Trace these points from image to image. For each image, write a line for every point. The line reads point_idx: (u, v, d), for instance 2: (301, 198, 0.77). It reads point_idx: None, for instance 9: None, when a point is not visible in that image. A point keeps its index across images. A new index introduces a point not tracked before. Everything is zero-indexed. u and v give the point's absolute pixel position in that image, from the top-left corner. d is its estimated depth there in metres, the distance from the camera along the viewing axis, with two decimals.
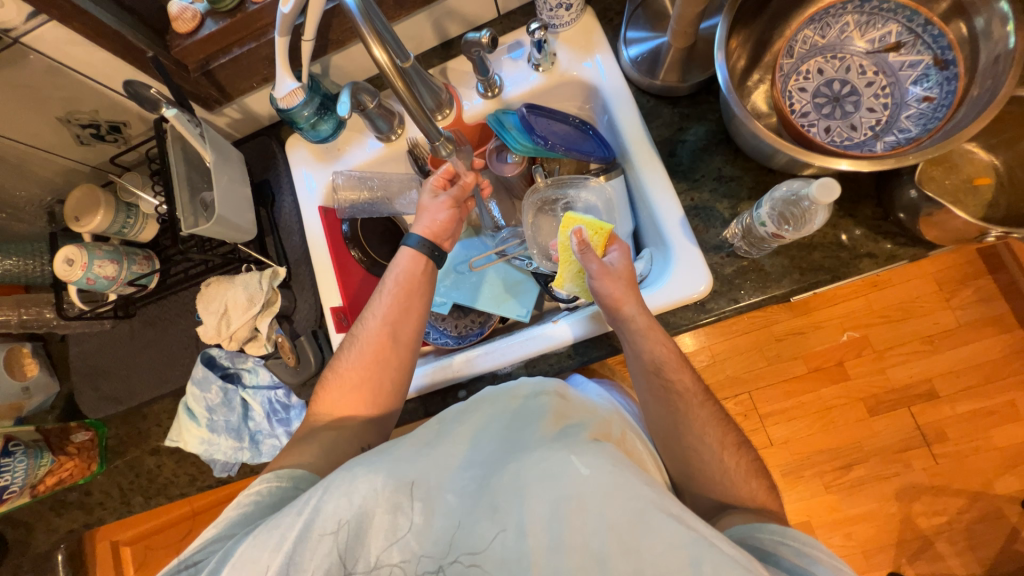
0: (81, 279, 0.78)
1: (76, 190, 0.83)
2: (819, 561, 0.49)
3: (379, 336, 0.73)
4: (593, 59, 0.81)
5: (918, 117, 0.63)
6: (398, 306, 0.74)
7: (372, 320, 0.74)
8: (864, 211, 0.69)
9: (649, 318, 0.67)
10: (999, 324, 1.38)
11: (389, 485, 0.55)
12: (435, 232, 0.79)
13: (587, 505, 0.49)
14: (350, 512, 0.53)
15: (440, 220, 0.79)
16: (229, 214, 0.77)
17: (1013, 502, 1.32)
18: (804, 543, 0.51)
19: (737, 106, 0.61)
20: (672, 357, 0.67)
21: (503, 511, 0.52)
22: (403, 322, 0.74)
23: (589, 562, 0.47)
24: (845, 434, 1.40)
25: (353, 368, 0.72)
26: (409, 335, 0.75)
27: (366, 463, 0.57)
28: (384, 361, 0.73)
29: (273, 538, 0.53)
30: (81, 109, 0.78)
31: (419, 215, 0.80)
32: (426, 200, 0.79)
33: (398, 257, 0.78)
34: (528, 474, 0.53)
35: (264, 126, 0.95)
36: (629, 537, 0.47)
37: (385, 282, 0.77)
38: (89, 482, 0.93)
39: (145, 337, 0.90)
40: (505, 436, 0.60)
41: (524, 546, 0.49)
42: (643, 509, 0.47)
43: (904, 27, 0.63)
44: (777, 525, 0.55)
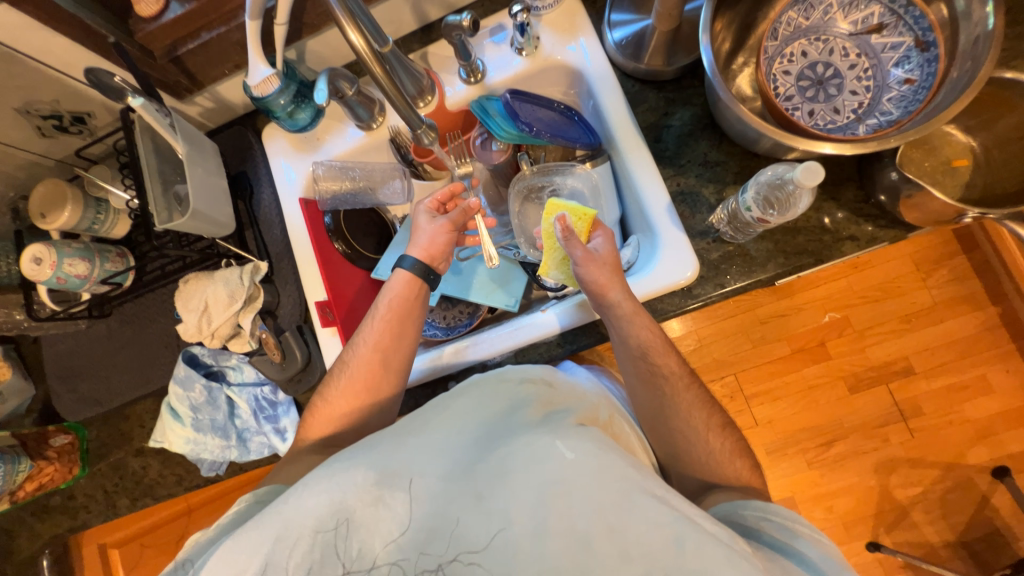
0: (50, 278, 0.75)
1: (40, 186, 0.79)
2: (803, 536, 0.50)
3: (369, 363, 0.72)
4: (577, 42, 0.80)
5: (899, 100, 0.63)
6: (391, 333, 0.74)
7: (363, 346, 0.73)
8: (847, 194, 0.70)
9: (635, 304, 0.68)
10: (973, 301, 1.42)
11: (371, 478, 0.54)
12: (433, 254, 0.79)
13: (572, 489, 0.49)
14: (333, 507, 0.52)
15: (438, 243, 0.79)
16: (205, 208, 0.75)
17: (983, 471, 1.38)
18: (787, 518, 0.52)
19: (721, 89, 0.61)
20: (657, 342, 0.68)
21: (489, 498, 0.51)
22: (394, 348, 0.74)
23: (575, 546, 0.47)
24: (827, 412, 1.44)
25: (342, 393, 0.72)
26: (400, 362, 0.74)
27: (346, 458, 0.56)
28: (373, 387, 0.72)
29: (252, 541, 0.51)
30: (41, 99, 0.74)
31: (415, 235, 0.80)
32: (425, 222, 0.80)
33: (392, 283, 0.78)
34: (514, 460, 0.53)
35: (239, 115, 0.92)
36: (614, 519, 0.47)
37: (376, 307, 0.76)
38: (72, 486, 0.91)
39: (123, 336, 0.88)
40: (490, 422, 0.60)
41: (509, 531, 0.49)
42: (628, 490, 0.48)
43: (886, 9, 0.63)
44: (760, 501, 0.56)
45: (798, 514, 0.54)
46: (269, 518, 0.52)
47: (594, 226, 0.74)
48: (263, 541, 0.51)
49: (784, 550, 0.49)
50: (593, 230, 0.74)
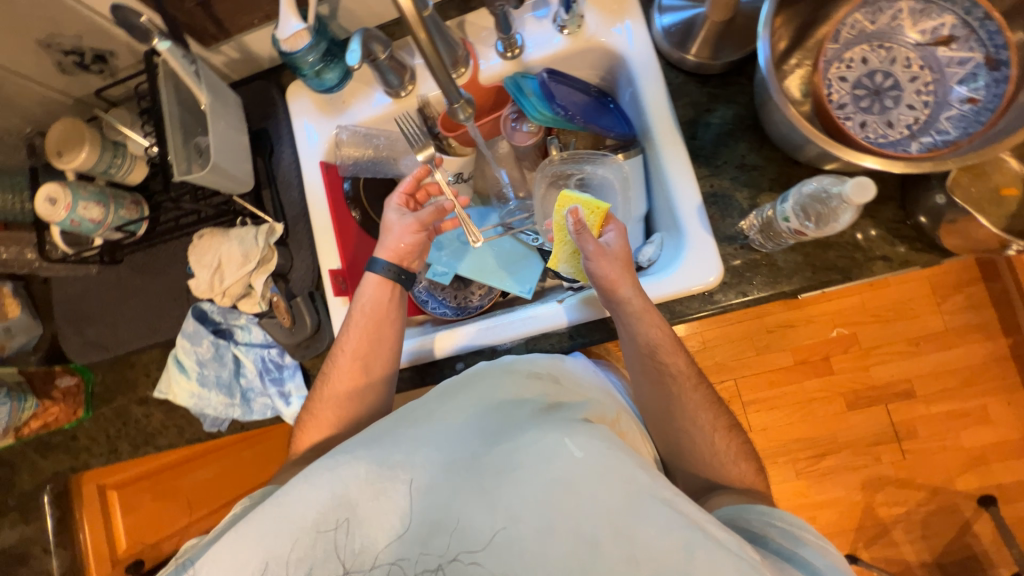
0: (64, 220, 0.74)
1: (57, 124, 0.77)
2: (808, 543, 0.50)
3: (351, 372, 0.73)
4: (623, 25, 0.76)
5: (959, 119, 0.60)
6: (366, 341, 0.74)
7: (344, 352, 0.74)
8: (885, 213, 0.67)
9: (646, 302, 0.66)
10: (985, 331, 1.40)
11: (372, 471, 0.54)
12: (400, 255, 0.78)
13: (579, 489, 0.49)
14: (336, 499, 0.52)
15: (404, 244, 0.78)
16: (225, 163, 0.73)
17: (970, 499, 1.39)
18: (791, 524, 0.52)
19: (774, 88, 0.58)
20: (666, 340, 0.67)
21: (493, 494, 0.51)
22: (374, 354, 0.75)
23: (581, 547, 0.47)
24: (821, 426, 1.45)
25: (330, 403, 0.73)
26: (381, 369, 0.75)
27: (347, 451, 0.56)
28: (359, 394, 0.74)
29: (257, 535, 0.52)
30: (62, 33, 0.71)
31: (384, 234, 0.78)
32: (394, 220, 0.78)
33: (363, 284, 0.76)
34: (519, 455, 0.53)
35: (264, 69, 0.89)
36: (622, 522, 0.47)
37: (352, 311, 0.76)
38: (75, 427, 0.92)
39: (133, 285, 0.87)
40: (494, 415, 0.60)
41: (513, 528, 0.49)
42: (637, 493, 0.48)
43: (960, 20, 0.59)
44: (764, 506, 0.56)
45: (802, 520, 0.54)
46: (271, 510, 0.53)
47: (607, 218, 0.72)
48: (269, 533, 0.52)
49: (788, 555, 0.49)
50: (606, 220, 0.72)
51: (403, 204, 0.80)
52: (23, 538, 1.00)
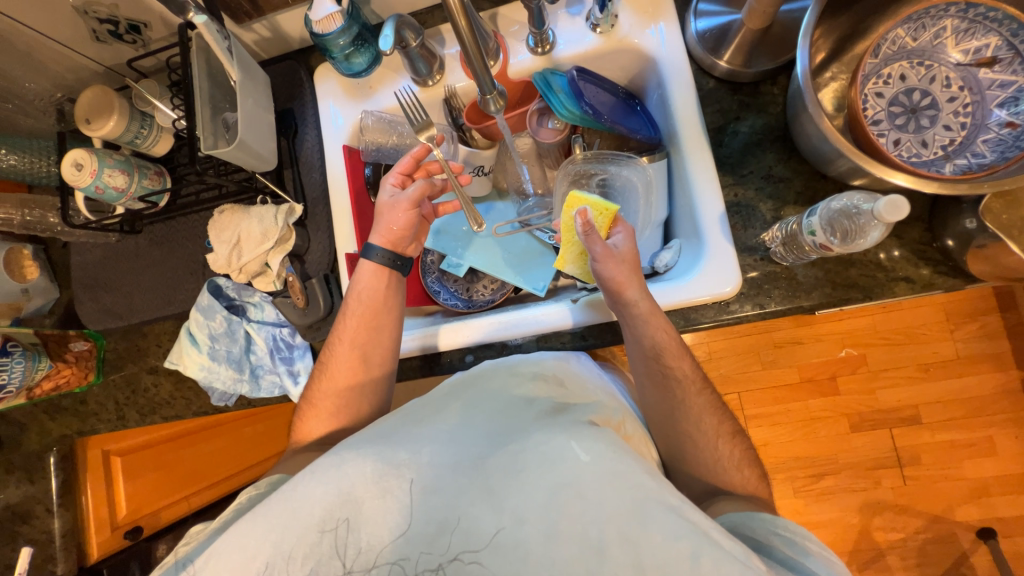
0: (89, 186, 0.74)
1: (88, 91, 0.77)
2: (811, 553, 0.49)
3: (349, 362, 0.73)
4: (657, 27, 0.75)
5: (996, 143, 0.59)
6: (364, 331, 0.74)
7: (343, 341, 0.74)
8: (911, 233, 0.66)
9: (654, 305, 0.66)
10: (998, 361, 1.38)
11: (377, 469, 0.54)
12: (393, 240, 0.77)
13: (585, 493, 0.49)
14: (342, 498, 0.53)
15: (395, 227, 0.77)
16: (251, 140, 0.73)
17: (970, 530, 1.38)
18: (795, 533, 0.52)
19: (809, 98, 0.57)
20: (672, 344, 0.66)
21: (499, 495, 0.52)
22: (373, 343, 0.74)
23: (586, 552, 0.47)
24: (824, 445, 1.43)
25: (330, 392, 0.73)
26: (380, 358, 0.75)
27: (355, 448, 0.56)
28: (359, 383, 0.74)
29: (263, 529, 0.52)
30: (99, 1, 0.71)
31: (377, 218, 0.78)
32: (384, 205, 0.77)
33: (358, 274, 0.76)
34: (525, 457, 0.53)
35: (294, 49, 0.89)
36: (629, 528, 0.47)
37: (348, 300, 0.75)
38: (85, 392, 0.93)
39: (151, 255, 0.88)
40: (500, 416, 0.60)
41: (518, 530, 0.50)
42: (643, 499, 0.48)
43: (1005, 41, 0.58)
44: (769, 515, 0.55)
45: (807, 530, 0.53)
46: (277, 505, 0.53)
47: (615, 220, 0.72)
48: (275, 528, 0.52)
49: (793, 566, 0.48)
50: (614, 223, 0.72)
51: (397, 183, 0.78)
52: (26, 496, 0.99)
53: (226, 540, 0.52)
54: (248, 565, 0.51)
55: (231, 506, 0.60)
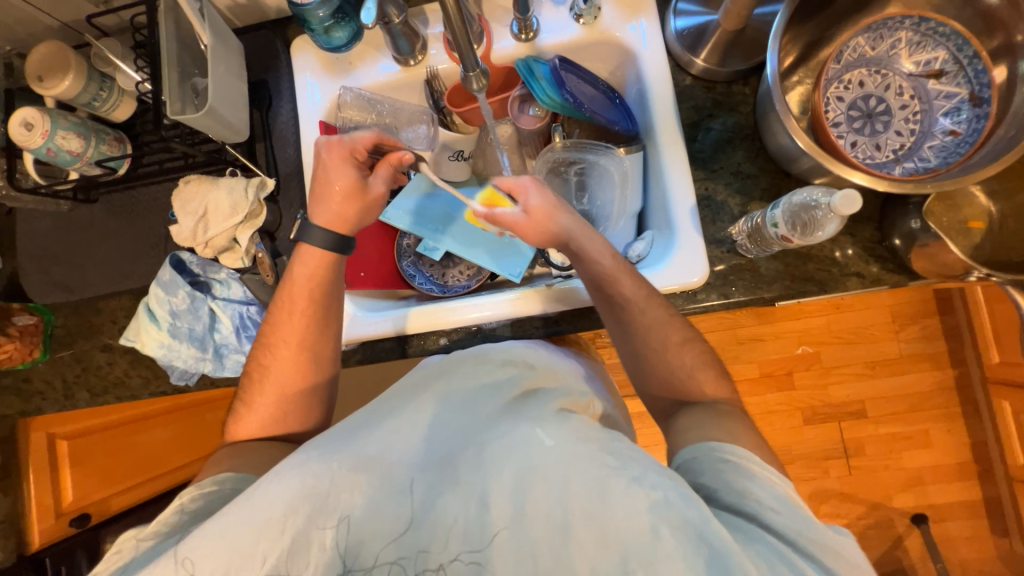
0: (40, 148, 0.70)
1: (41, 46, 0.72)
2: (758, 480, 0.51)
3: (296, 365, 0.70)
4: (638, 22, 0.77)
5: (941, 149, 0.64)
6: (303, 323, 0.70)
7: (284, 332, 0.71)
8: (863, 232, 0.71)
9: (592, 237, 0.68)
10: (937, 360, 1.49)
11: (347, 465, 0.53)
12: (334, 219, 0.73)
13: (549, 475, 0.50)
14: (305, 492, 0.51)
15: (347, 207, 0.73)
16: (222, 108, 0.71)
17: (905, 516, 1.49)
18: (741, 460, 0.52)
19: (778, 100, 0.60)
20: (613, 269, 0.67)
21: (464, 483, 0.52)
22: (319, 343, 0.72)
23: (553, 533, 0.48)
24: (780, 436, 1.51)
25: (275, 397, 0.70)
26: (324, 353, 0.72)
27: (320, 446, 0.55)
28: (310, 387, 0.71)
29: (218, 530, 0.49)
30: None
31: (320, 191, 0.72)
32: (332, 168, 0.71)
33: (301, 256, 0.72)
34: (491, 448, 0.53)
35: (270, 19, 0.85)
36: (592, 506, 0.48)
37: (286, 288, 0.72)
38: (29, 369, 0.87)
39: (108, 226, 0.83)
40: (466, 407, 0.60)
41: (487, 518, 0.50)
42: (605, 477, 0.49)
43: (951, 56, 0.64)
44: (717, 442, 0.55)
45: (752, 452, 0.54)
46: (234, 506, 0.50)
47: (513, 187, 0.69)
48: (234, 528, 0.49)
49: (741, 507, 0.49)
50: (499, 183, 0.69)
51: (353, 155, 0.72)
52: None
53: (195, 535, 0.49)
54: (213, 561, 0.49)
55: (172, 509, 0.56)
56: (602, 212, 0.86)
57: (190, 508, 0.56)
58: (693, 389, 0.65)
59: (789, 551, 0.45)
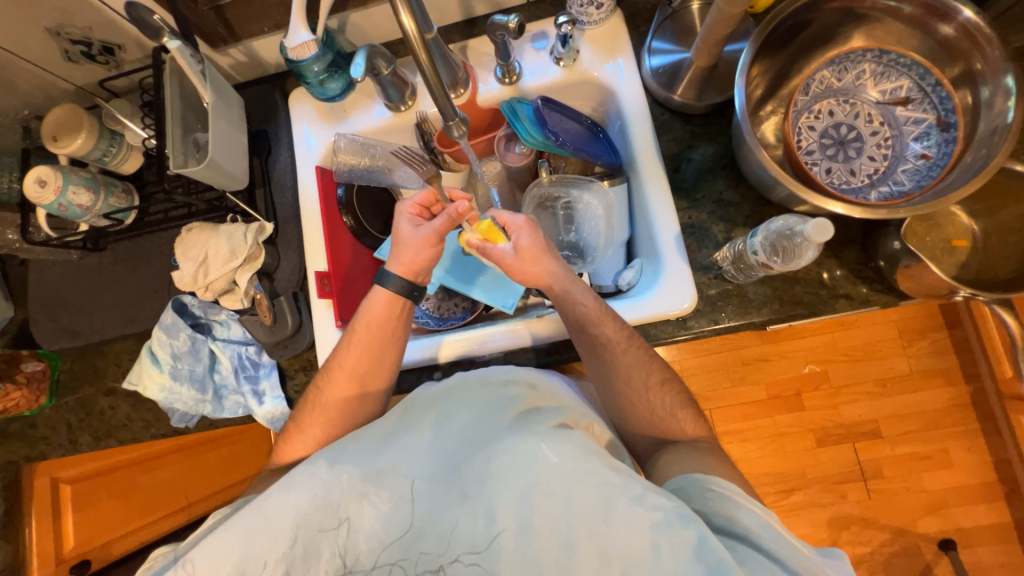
0: (52, 203, 0.74)
1: (57, 109, 0.77)
2: (744, 506, 0.51)
3: (346, 388, 0.72)
4: (616, 63, 0.81)
5: (914, 172, 0.65)
6: (367, 356, 0.72)
7: (341, 360, 0.72)
8: (848, 254, 0.72)
9: (570, 280, 0.70)
10: (948, 376, 1.45)
11: (356, 475, 0.54)
12: (412, 269, 0.75)
13: (553, 490, 0.50)
14: (318, 502, 0.53)
15: (421, 258, 0.74)
16: (221, 159, 0.74)
17: (931, 541, 1.42)
18: (725, 488, 0.53)
19: (748, 132, 0.62)
20: (592, 310, 0.68)
21: (471, 498, 0.52)
22: (372, 372, 0.73)
23: (557, 546, 0.48)
24: (791, 459, 1.47)
25: (321, 418, 0.71)
26: (379, 378, 0.73)
27: (331, 454, 0.57)
28: (353, 411, 0.72)
29: (237, 532, 0.51)
30: (72, 24, 0.72)
31: (397, 246, 0.75)
32: (406, 230, 0.75)
33: (371, 296, 0.75)
34: (495, 463, 0.53)
35: (269, 73, 0.91)
36: (594, 523, 0.48)
37: (353, 325, 0.73)
38: (35, 415, 0.89)
39: (114, 273, 0.87)
40: (471, 421, 0.59)
41: (495, 531, 0.50)
42: (609, 494, 0.48)
43: (915, 84, 0.66)
44: (702, 473, 0.56)
45: (735, 483, 0.55)
46: (251, 512, 0.52)
47: (507, 225, 0.72)
48: (251, 533, 0.51)
49: (730, 528, 0.49)
50: (496, 219, 0.73)
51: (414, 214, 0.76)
52: None
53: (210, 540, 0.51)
54: (227, 566, 0.50)
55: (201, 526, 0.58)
56: (589, 242, 0.88)
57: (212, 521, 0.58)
58: (685, 417, 0.64)
59: (780, 572, 0.45)
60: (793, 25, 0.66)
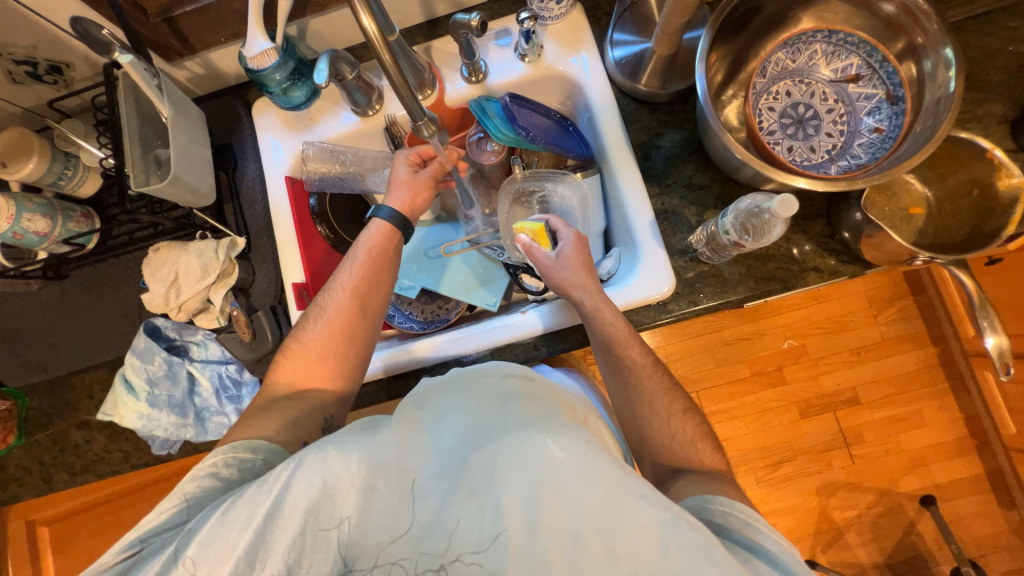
0: (6, 232, 0.71)
1: (3, 133, 0.74)
2: (766, 532, 0.52)
3: (347, 309, 0.70)
4: (579, 56, 0.82)
5: (869, 145, 0.69)
6: (365, 277, 0.72)
7: (342, 280, 0.72)
8: (815, 228, 0.74)
9: (600, 297, 0.70)
10: (917, 340, 1.52)
11: (365, 468, 0.52)
12: (410, 208, 0.79)
13: (561, 488, 0.50)
14: (325, 493, 0.51)
15: (419, 199, 0.80)
16: (185, 175, 0.72)
17: (913, 499, 1.48)
18: (750, 514, 0.54)
19: (711, 117, 0.64)
20: (620, 332, 0.69)
21: (479, 495, 0.52)
22: (371, 294, 0.72)
23: (565, 543, 0.48)
24: (778, 432, 1.52)
25: (321, 336, 0.69)
26: (376, 302, 0.73)
27: (338, 442, 0.53)
28: (353, 336, 0.70)
29: (246, 511, 0.50)
30: (14, 43, 0.69)
31: (394, 187, 0.79)
32: (403, 174, 0.79)
33: (370, 229, 0.76)
34: (503, 459, 0.53)
35: (230, 85, 0.89)
36: (603, 518, 0.48)
37: (352, 256, 0.74)
38: (4, 456, 0.85)
39: (80, 301, 0.83)
40: (476, 415, 0.59)
41: (502, 526, 0.49)
42: (616, 492, 0.49)
43: (864, 61, 0.69)
44: (726, 496, 0.57)
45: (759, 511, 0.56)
46: (261, 493, 0.50)
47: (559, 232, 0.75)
48: (256, 519, 0.49)
49: (749, 546, 0.51)
50: (549, 224, 0.77)
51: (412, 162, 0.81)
52: None
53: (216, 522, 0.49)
54: (233, 555, 0.49)
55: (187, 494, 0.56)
56: None
57: (224, 475, 0.58)
58: None
59: None
60: (746, 11, 0.68)
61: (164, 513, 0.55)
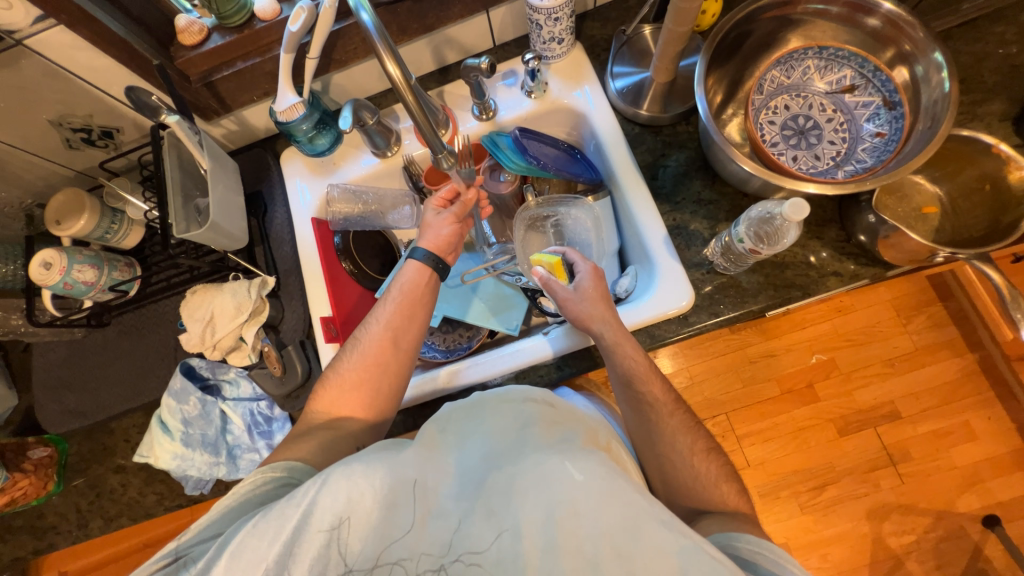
0: (57, 283, 0.76)
1: (60, 194, 0.81)
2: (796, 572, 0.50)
3: (381, 342, 0.72)
4: (582, 89, 0.87)
5: (873, 149, 0.71)
6: (400, 313, 0.75)
7: (375, 316, 0.75)
8: (830, 234, 0.75)
9: (620, 331, 0.70)
10: (952, 347, 1.46)
11: (388, 483, 0.53)
12: (440, 247, 0.81)
13: (579, 511, 0.49)
14: (349, 507, 0.51)
15: (445, 235, 0.82)
16: (222, 221, 0.77)
17: (975, 520, 1.38)
18: (780, 554, 0.52)
19: (715, 132, 0.67)
20: (641, 368, 0.69)
21: (498, 513, 0.51)
22: (404, 328, 0.74)
23: (583, 567, 0.47)
24: (818, 454, 1.45)
25: (357, 367, 0.71)
26: (411, 336, 0.75)
27: (364, 458, 0.54)
28: (386, 371, 0.72)
29: (274, 525, 0.51)
30: (74, 113, 0.77)
31: (422, 231, 0.82)
32: (430, 217, 0.83)
33: (405, 268, 0.79)
34: (522, 480, 0.52)
35: (259, 138, 0.96)
36: (622, 543, 0.47)
37: (388, 292, 0.77)
38: (43, 504, 0.86)
39: (120, 346, 0.87)
40: (496, 436, 0.59)
41: (518, 547, 0.48)
42: (636, 516, 0.48)
43: (857, 72, 0.73)
44: (754, 536, 0.55)
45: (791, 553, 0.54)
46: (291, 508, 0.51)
47: (575, 265, 0.76)
48: (282, 531, 0.51)
49: None
50: (565, 257, 0.77)
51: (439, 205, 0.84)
52: None
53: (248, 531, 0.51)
54: (264, 564, 0.50)
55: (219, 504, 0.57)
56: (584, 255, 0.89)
57: (261, 492, 0.59)
58: None
59: None
60: (737, 36, 0.72)
61: (200, 524, 0.56)
